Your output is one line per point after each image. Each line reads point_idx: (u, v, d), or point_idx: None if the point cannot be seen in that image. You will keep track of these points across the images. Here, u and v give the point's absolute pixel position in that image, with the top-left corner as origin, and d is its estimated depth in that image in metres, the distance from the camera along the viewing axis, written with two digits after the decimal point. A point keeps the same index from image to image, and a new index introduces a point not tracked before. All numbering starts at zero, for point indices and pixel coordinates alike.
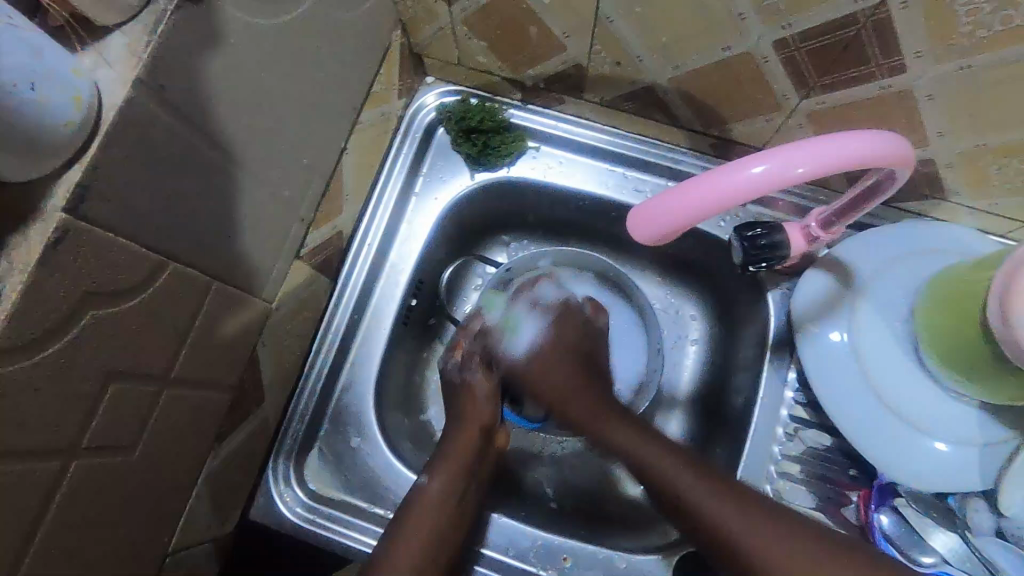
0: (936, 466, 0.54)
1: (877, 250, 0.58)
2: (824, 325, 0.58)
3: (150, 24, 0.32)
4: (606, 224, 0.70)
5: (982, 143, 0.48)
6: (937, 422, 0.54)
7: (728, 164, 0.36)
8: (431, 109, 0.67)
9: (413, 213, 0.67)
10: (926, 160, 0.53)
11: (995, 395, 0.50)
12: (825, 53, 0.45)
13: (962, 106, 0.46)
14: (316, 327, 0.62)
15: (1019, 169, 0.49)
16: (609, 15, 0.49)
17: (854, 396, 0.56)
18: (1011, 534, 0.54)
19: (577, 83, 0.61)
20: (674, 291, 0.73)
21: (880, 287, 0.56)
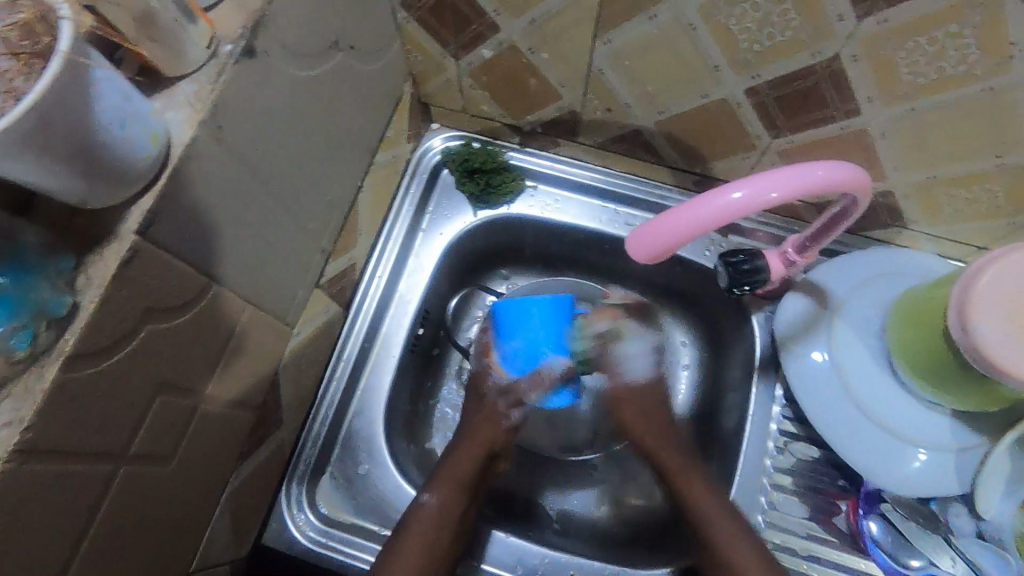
0: (918, 472, 0.57)
1: (849, 273, 0.63)
2: (806, 344, 0.62)
3: (213, 77, 0.37)
4: (599, 255, 0.75)
5: (932, 175, 0.55)
6: (916, 431, 0.58)
7: (711, 191, 0.41)
8: (436, 151, 0.73)
9: (420, 248, 0.71)
10: (885, 191, 0.59)
11: (964, 402, 0.55)
12: (790, 99, 0.52)
13: (912, 143, 0.52)
14: (329, 354, 0.65)
15: (966, 197, 0.56)
16: (602, 67, 0.56)
17: (839, 410, 0.60)
18: (989, 535, 0.57)
19: (571, 127, 0.67)
20: (664, 318, 0.77)
21: (854, 305, 0.61)
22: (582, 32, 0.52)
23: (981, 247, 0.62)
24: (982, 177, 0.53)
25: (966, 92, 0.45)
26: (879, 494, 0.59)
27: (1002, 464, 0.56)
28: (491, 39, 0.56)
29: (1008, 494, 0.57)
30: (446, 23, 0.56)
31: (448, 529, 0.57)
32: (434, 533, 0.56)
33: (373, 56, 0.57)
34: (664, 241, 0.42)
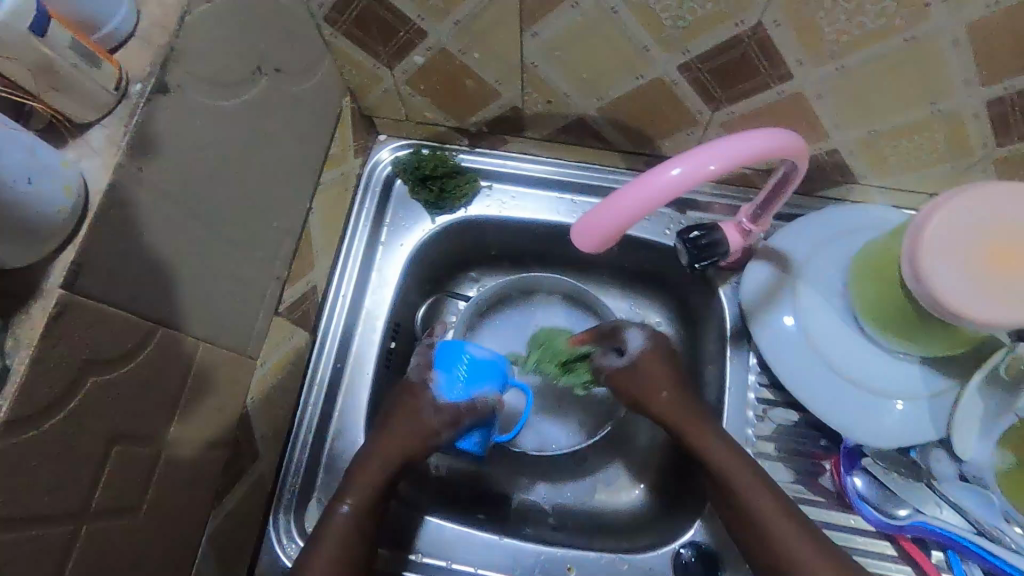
0: (896, 424, 0.58)
1: (808, 235, 0.64)
2: (773, 310, 0.63)
3: (126, 118, 0.36)
4: (564, 248, 0.75)
5: (873, 129, 0.55)
6: (889, 383, 0.58)
7: (649, 170, 0.40)
8: (386, 163, 0.72)
9: (381, 261, 0.71)
10: (830, 149, 0.60)
11: (931, 348, 0.55)
12: (722, 71, 0.52)
13: (847, 101, 0.52)
14: (301, 380, 0.64)
15: (909, 147, 0.56)
16: (534, 61, 0.55)
17: (812, 372, 0.60)
18: (969, 476, 0.58)
19: (516, 123, 0.67)
20: (636, 302, 0.77)
21: (814, 266, 0.62)
22: (507, 27, 0.51)
23: (931, 194, 0.62)
24: (921, 125, 0.53)
25: (888, 44, 0.46)
26: (861, 451, 0.60)
27: (973, 407, 0.57)
28: (420, 45, 0.56)
29: (985, 437, 0.57)
30: (371, 33, 0.55)
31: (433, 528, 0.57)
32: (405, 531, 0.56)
33: (304, 75, 0.56)
34: (607, 228, 0.42)
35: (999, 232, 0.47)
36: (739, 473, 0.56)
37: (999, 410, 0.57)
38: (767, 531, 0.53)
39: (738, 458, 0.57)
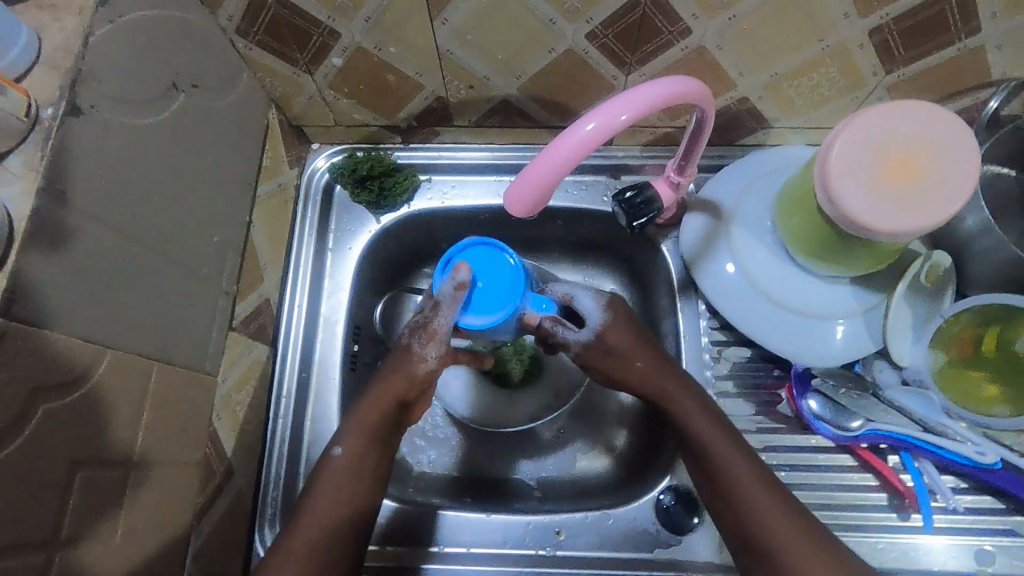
0: (837, 343, 0.62)
1: (735, 181, 0.67)
2: (712, 255, 0.66)
3: (40, 144, 0.37)
4: (511, 230, 0.77)
5: (774, 72, 0.59)
6: (827, 306, 0.61)
7: (566, 128, 0.43)
8: (323, 171, 0.73)
9: (333, 267, 0.71)
10: (741, 97, 0.63)
11: (858, 267, 0.59)
12: (625, 35, 0.55)
13: (745, 48, 0.56)
14: (267, 394, 0.65)
15: (810, 84, 0.60)
16: (448, 47, 0.57)
17: (755, 307, 0.64)
18: (910, 379, 0.62)
19: (444, 113, 0.68)
20: (589, 272, 0.79)
21: (744, 209, 0.65)
22: (416, 18, 0.53)
23: None
24: (816, 63, 0.57)
25: None
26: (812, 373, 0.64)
27: (902, 316, 0.61)
28: (335, 47, 0.57)
29: (918, 342, 0.61)
30: (285, 41, 0.56)
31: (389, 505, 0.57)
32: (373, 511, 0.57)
33: (223, 90, 0.56)
34: (535, 190, 0.43)
35: (905, 146, 0.50)
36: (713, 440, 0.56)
37: (926, 314, 0.61)
38: (743, 502, 0.54)
39: (719, 429, 0.57)
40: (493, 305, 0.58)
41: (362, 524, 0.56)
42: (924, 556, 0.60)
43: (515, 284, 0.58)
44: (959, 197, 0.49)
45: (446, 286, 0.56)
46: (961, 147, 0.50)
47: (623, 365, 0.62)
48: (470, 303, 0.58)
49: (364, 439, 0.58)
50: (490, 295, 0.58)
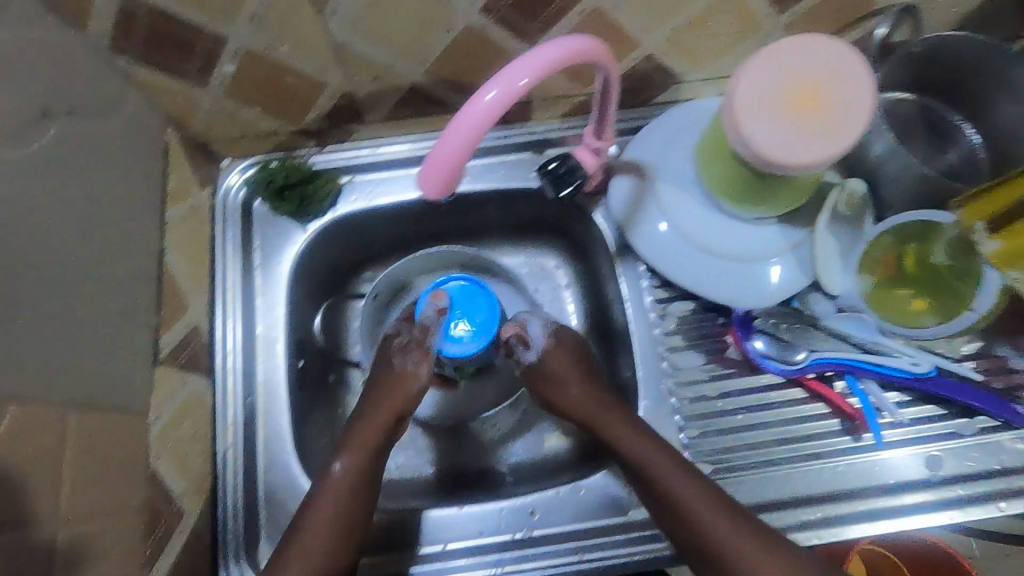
0: (771, 281, 0.63)
1: (657, 139, 0.67)
2: (642, 214, 0.66)
3: None
4: (445, 220, 0.76)
5: (674, 26, 0.59)
6: (755, 247, 0.63)
7: (468, 101, 0.42)
8: (239, 187, 0.69)
9: (264, 285, 0.68)
10: (648, 56, 0.64)
11: (779, 204, 0.61)
12: (520, 4, 0.54)
13: (641, 5, 0.56)
14: (211, 424, 0.62)
15: (711, 33, 0.61)
16: (342, 39, 0.55)
17: (691, 258, 0.65)
18: (846, 307, 0.64)
19: (355, 109, 0.66)
20: (531, 253, 0.79)
21: (667, 166, 0.66)
22: (300, 12, 0.51)
23: None
24: (713, 11, 0.58)
25: None
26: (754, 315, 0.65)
27: (829, 245, 0.63)
28: (223, 53, 0.54)
29: (847, 268, 0.63)
30: (168, 53, 0.53)
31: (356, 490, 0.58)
32: (344, 505, 0.57)
33: (108, 113, 0.53)
34: (446, 168, 0.42)
35: (801, 83, 0.51)
36: (658, 464, 0.57)
37: (851, 241, 0.63)
38: (702, 527, 0.54)
39: (663, 452, 0.58)
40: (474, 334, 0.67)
41: (328, 495, 0.57)
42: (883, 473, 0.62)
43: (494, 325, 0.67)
44: (858, 124, 0.50)
45: (430, 312, 0.66)
46: (854, 78, 0.51)
47: (558, 386, 0.65)
48: (450, 333, 0.67)
49: (362, 445, 0.60)
50: (469, 325, 0.67)
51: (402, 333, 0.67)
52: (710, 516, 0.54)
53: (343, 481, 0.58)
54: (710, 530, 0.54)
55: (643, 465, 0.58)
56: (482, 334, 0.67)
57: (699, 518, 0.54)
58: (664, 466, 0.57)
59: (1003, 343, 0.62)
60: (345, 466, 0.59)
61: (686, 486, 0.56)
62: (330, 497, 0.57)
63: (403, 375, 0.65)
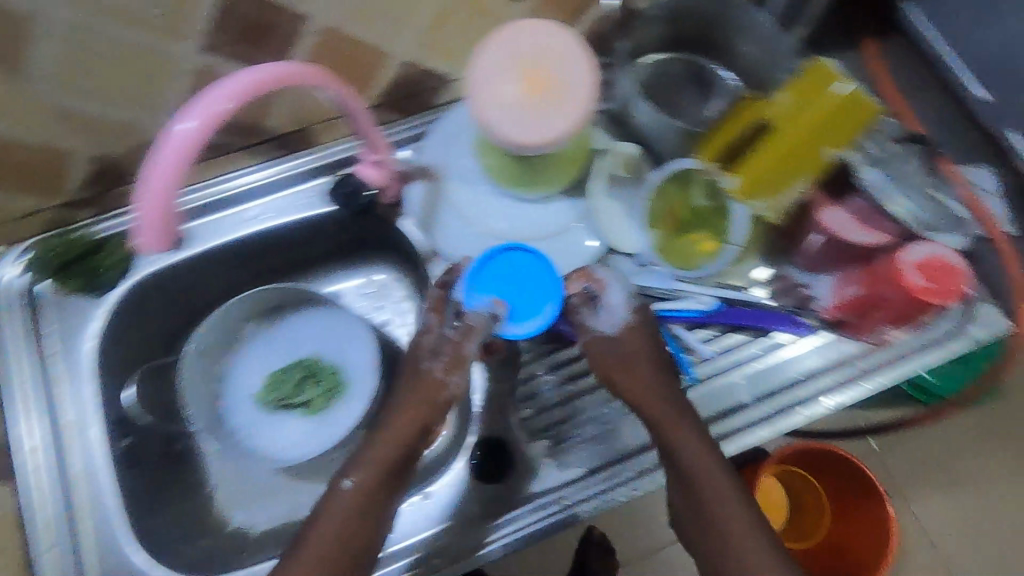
0: (568, 254, 0.66)
1: (443, 140, 0.68)
2: (440, 215, 0.68)
3: None
4: (263, 261, 0.74)
5: (418, 30, 0.60)
6: (548, 225, 0.66)
7: (161, 133, 0.41)
8: (17, 275, 0.65)
9: (65, 373, 0.65)
10: (406, 64, 0.64)
11: (555, 179, 0.66)
12: (241, 35, 0.53)
13: (371, 17, 0.56)
14: (23, 527, 0.61)
15: (460, 30, 0.62)
16: (59, 100, 0.53)
17: (492, 248, 0.66)
18: (646, 262, 0.66)
19: (122, 168, 0.63)
20: (367, 269, 0.81)
21: (453, 165, 0.68)
22: None
23: None
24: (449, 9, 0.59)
25: None
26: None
27: (612, 208, 0.66)
28: None
29: (635, 226, 0.67)
30: None
31: (343, 552, 0.54)
32: (327, 543, 0.54)
33: None
34: (153, 207, 0.42)
35: (529, 67, 0.53)
36: (691, 450, 0.56)
37: (631, 200, 0.67)
38: (725, 522, 0.55)
39: (707, 456, 0.56)
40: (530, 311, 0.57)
41: (321, 533, 0.55)
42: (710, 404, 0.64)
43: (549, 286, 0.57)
44: (579, 108, 0.53)
45: (485, 313, 0.57)
46: (577, 62, 0.53)
47: (622, 366, 0.59)
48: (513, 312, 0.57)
49: (399, 433, 0.58)
50: (523, 305, 0.57)
51: (433, 328, 0.61)
52: (726, 495, 0.55)
53: (345, 500, 0.56)
54: (724, 517, 0.55)
55: (682, 455, 0.56)
56: (548, 301, 0.57)
57: (703, 498, 0.56)
58: (699, 456, 0.56)
59: (787, 264, 0.68)
60: (356, 483, 0.56)
61: (713, 466, 0.56)
62: (336, 513, 0.55)
63: (434, 383, 0.60)
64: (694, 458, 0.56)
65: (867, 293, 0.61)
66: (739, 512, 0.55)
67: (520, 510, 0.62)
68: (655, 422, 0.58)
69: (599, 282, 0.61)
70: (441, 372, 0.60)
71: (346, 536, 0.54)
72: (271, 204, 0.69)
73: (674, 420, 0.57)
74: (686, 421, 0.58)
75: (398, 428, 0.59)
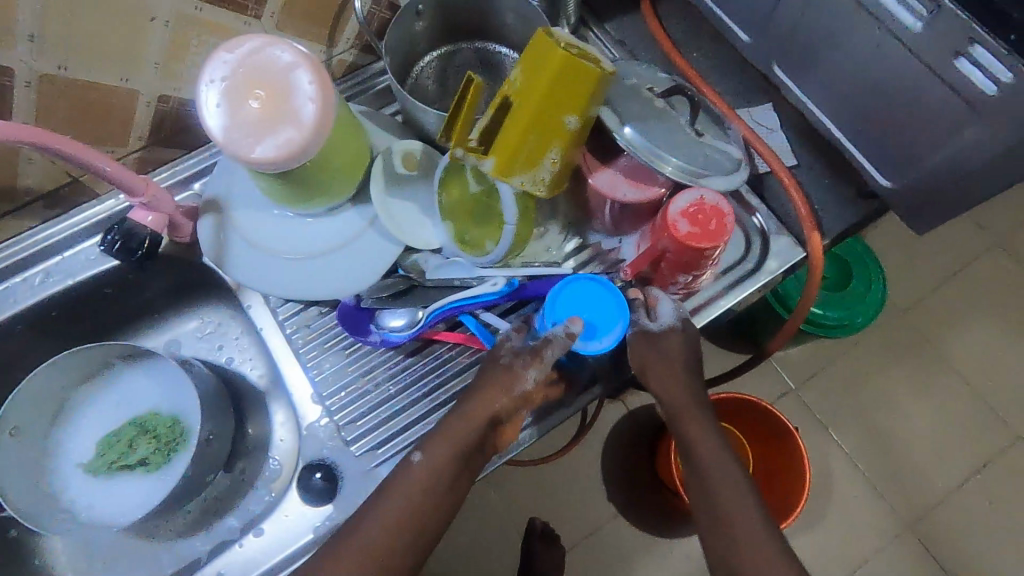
0: (367, 260, 0.65)
1: (225, 170, 0.68)
2: (231, 246, 0.66)
3: None
4: (72, 324, 0.71)
5: (155, 65, 0.59)
6: (342, 235, 0.66)
7: None
8: None
9: None
10: (159, 99, 0.62)
11: (336, 191, 0.63)
12: None
13: (90, 58, 0.55)
14: None
15: (205, 56, 0.61)
16: None
17: (290, 269, 0.65)
18: (449, 254, 0.66)
19: None
20: (203, 313, 0.79)
21: (237, 193, 0.67)
22: None
23: None
24: (180, 37, 0.58)
25: None
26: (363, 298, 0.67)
27: (400, 207, 0.65)
28: None
29: (425, 221, 0.66)
30: None
31: (428, 504, 0.55)
32: (399, 512, 0.54)
33: None
34: None
35: (256, 86, 0.52)
36: (707, 445, 0.60)
37: (420, 194, 0.66)
38: (736, 525, 0.56)
39: (721, 450, 0.60)
40: (603, 328, 0.58)
41: (396, 502, 0.54)
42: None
43: (609, 317, 0.59)
44: (314, 123, 0.53)
45: (560, 332, 0.57)
46: (307, 79, 0.53)
47: (666, 367, 0.61)
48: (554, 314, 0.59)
49: (444, 445, 0.56)
50: (597, 325, 0.59)
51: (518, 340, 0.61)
52: (755, 525, 0.56)
53: (411, 477, 0.55)
54: (747, 539, 0.55)
55: (703, 467, 0.59)
56: (618, 320, 0.59)
57: (733, 528, 0.56)
58: (719, 456, 0.59)
59: (590, 232, 0.70)
60: (426, 457, 0.55)
61: (734, 472, 0.58)
62: (397, 497, 0.55)
63: (512, 375, 0.58)
64: (721, 457, 0.59)
65: (649, 247, 0.63)
66: (750, 515, 0.56)
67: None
68: (679, 414, 0.62)
69: (652, 295, 0.64)
70: (521, 365, 0.58)
71: (412, 502, 0.54)
72: (61, 266, 0.67)
73: (694, 414, 0.61)
74: (704, 424, 0.61)
75: (461, 426, 0.56)
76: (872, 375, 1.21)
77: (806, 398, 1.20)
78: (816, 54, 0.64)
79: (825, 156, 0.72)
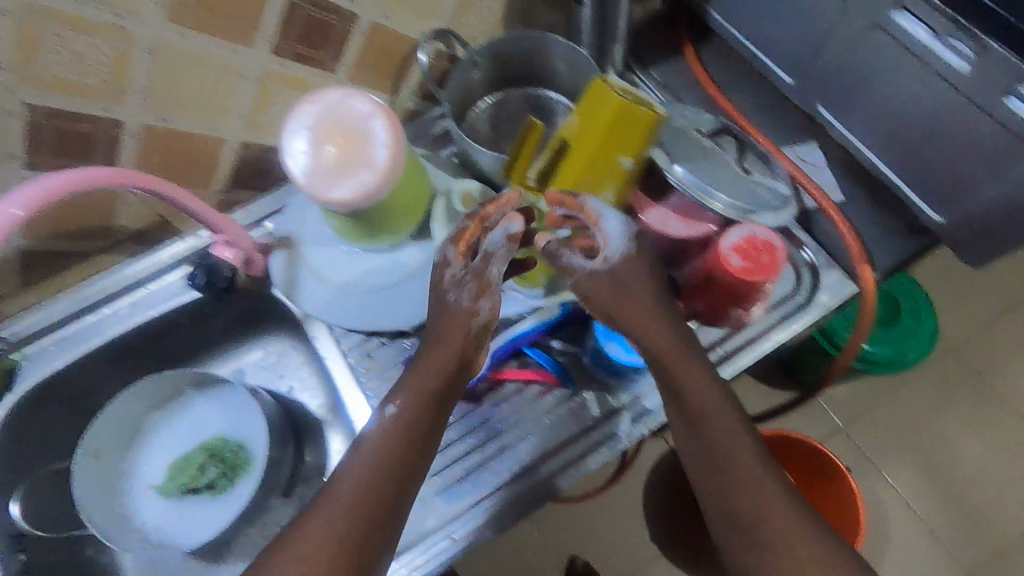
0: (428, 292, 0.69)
1: (297, 208, 0.73)
2: (302, 279, 0.71)
3: None
4: (151, 353, 0.76)
5: (241, 115, 0.65)
6: (404, 269, 0.70)
7: None
8: None
9: None
10: (242, 145, 0.68)
11: (401, 228, 0.67)
12: (63, 148, 0.57)
13: (187, 112, 0.61)
14: None
15: (283, 106, 0.67)
16: None
17: (356, 301, 0.70)
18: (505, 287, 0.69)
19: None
20: (267, 342, 0.83)
21: (308, 230, 0.72)
22: None
23: None
24: (264, 90, 0.64)
25: (138, 61, 0.54)
26: None
27: None
28: None
29: None
30: None
31: (399, 470, 0.52)
32: (366, 479, 0.51)
33: None
34: None
35: (337, 132, 0.57)
36: (709, 400, 0.54)
37: None
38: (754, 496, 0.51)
39: (722, 404, 0.55)
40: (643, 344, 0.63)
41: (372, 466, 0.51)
42: (594, 406, 0.66)
43: None
44: (387, 167, 0.57)
45: (499, 242, 0.58)
46: (382, 127, 0.57)
47: (638, 310, 0.57)
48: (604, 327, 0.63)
49: (420, 392, 0.55)
50: None
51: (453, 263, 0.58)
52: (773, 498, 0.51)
53: (392, 426, 0.53)
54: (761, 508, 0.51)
55: (709, 428, 0.54)
56: None
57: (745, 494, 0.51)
58: (724, 412, 0.54)
59: None
60: (398, 409, 0.54)
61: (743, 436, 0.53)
62: (363, 458, 0.52)
63: (461, 314, 0.57)
64: (725, 414, 0.54)
65: (698, 280, 0.63)
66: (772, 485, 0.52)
67: (470, 501, 0.64)
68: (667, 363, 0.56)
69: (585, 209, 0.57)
70: (469, 301, 0.57)
71: (393, 452, 0.52)
72: (145, 297, 0.73)
73: (675, 355, 0.56)
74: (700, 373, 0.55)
75: (429, 374, 0.56)
76: (918, 412, 1.16)
77: (853, 435, 1.16)
78: (858, 95, 0.66)
79: (872, 191, 0.73)
